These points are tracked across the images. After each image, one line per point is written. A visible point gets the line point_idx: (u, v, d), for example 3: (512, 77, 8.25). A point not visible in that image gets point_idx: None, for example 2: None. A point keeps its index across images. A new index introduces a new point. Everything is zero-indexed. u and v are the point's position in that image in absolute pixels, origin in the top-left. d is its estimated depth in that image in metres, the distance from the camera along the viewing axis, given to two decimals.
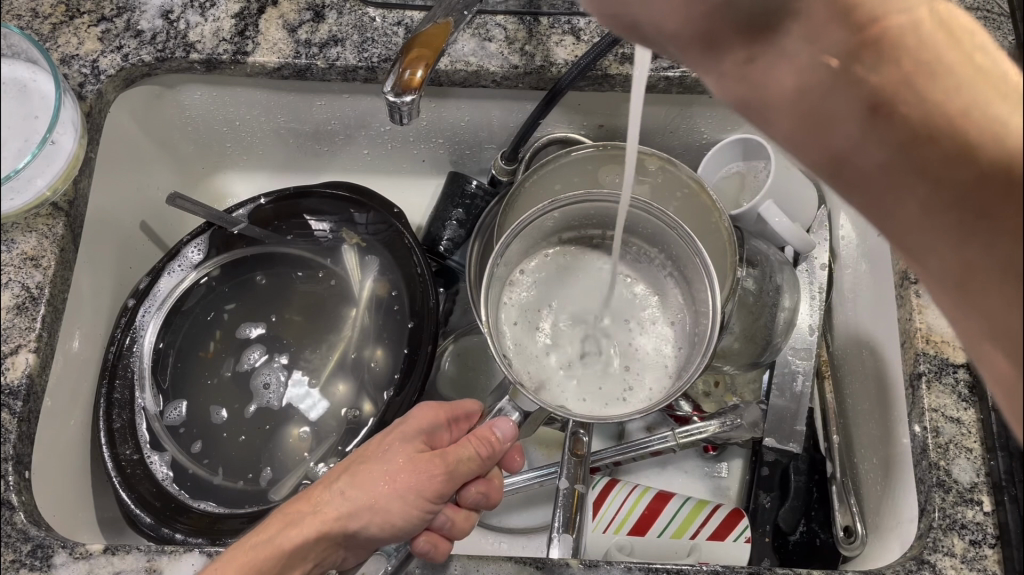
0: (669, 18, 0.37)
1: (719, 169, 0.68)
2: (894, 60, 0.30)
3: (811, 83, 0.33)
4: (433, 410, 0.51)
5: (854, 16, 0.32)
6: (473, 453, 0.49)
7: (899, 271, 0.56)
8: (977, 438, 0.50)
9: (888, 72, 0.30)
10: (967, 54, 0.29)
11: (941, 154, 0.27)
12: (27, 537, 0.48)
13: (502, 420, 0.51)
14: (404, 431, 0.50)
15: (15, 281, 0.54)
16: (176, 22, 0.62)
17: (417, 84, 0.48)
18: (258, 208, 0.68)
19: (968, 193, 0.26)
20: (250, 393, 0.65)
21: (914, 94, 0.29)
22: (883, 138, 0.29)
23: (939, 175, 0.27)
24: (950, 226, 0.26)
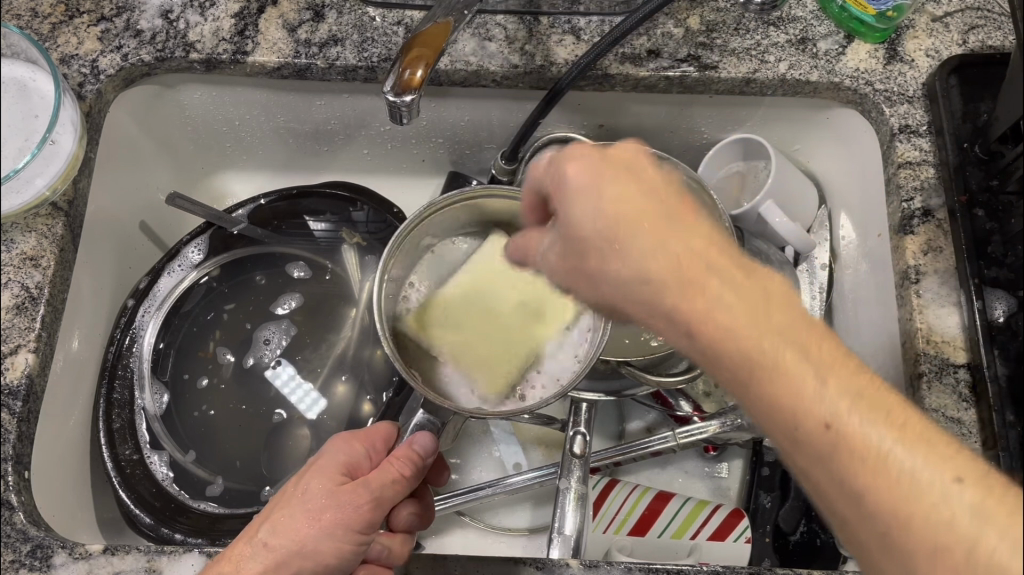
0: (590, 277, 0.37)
1: (719, 169, 0.68)
2: (687, 296, 0.33)
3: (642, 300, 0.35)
4: (348, 440, 0.51)
5: (661, 292, 0.33)
6: (396, 473, 0.49)
7: (899, 270, 0.56)
8: (978, 438, 0.49)
9: (694, 310, 0.33)
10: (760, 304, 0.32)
11: (782, 403, 0.31)
12: (27, 537, 0.48)
13: (420, 435, 0.51)
14: (320, 470, 0.48)
15: (15, 281, 0.54)
16: (175, 22, 0.62)
17: (417, 84, 0.48)
18: (257, 208, 0.69)
19: (819, 450, 0.30)
20: (249, 343, 0.66)
21: (727, 350, 0.32)
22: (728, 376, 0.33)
23: (792, 425, 0.31)
24: (826, 480, 0.31)
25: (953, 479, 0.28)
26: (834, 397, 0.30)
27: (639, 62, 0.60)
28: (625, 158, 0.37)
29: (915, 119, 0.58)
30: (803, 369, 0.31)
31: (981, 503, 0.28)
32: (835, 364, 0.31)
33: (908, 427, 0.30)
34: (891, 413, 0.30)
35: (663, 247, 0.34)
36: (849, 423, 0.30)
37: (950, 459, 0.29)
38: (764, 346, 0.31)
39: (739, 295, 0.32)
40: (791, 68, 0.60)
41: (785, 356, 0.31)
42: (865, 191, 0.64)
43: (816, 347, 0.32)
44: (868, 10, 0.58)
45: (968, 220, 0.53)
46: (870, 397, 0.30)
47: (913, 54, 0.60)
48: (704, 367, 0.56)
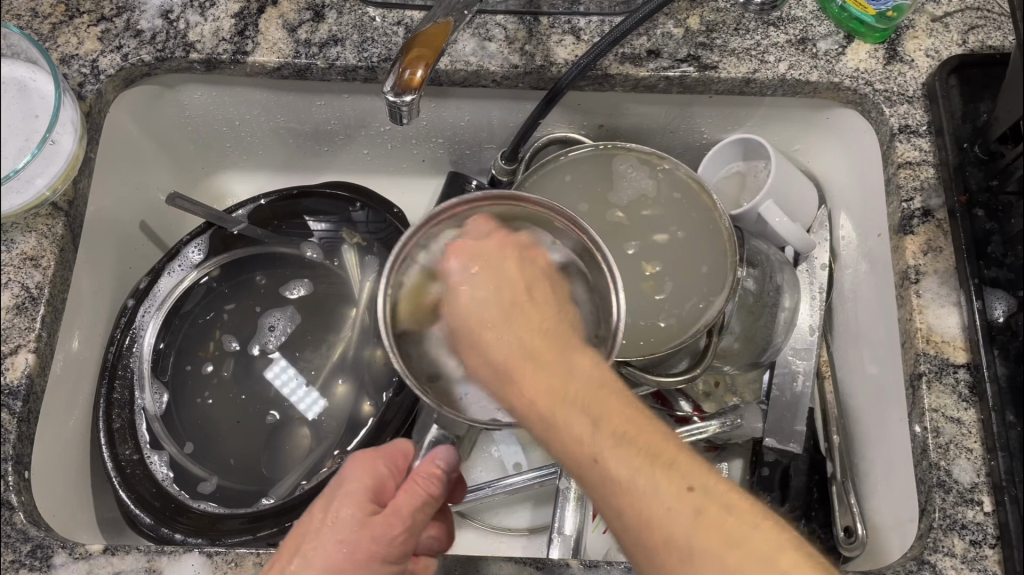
0: (470, 334, 0.39)
1: (719, 169, 0.68)
2: (534, 363, 0.37)
3: (511, 366, 0.38)
4: (369, 461, 0.47)
5: (529, 359, 0.37)
6: (423, 495, 0.45)
7: (899, 270, 0.56)
8: (977, 438, 0.49)
9: (531, 380, 0.37)
10: (614, 400, 0.36)
11: (612, 462, 0.35)
12: (27, 537, 0.48)
13: (443, 451, 0.47)
14: (346, 496, 0.45)
15: (15, 281, 0.54)
16: (175, 22, 0.62)
17: (417, 84, 0.48)
18: (257, 207, 0.69)
19: (632, 503, 0.34)
20: (255, 330, 0.66)
21: (569, 424, 0.36)
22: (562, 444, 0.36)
23: (620, 481, 0.35)
24: (633, 528, 0.35)
25: (694, 511, 0.34)
26: (634, 475, 0.35)
27: (639, 63, 0.60)
28: (489, 253, 0.41)
29: (915, 119, 0.58)
30: (614, 457, 0.35)
31: (729, 553, 0.33)
32: (642, 445, 0.35)
33: (690, 476, 0.35)
34: (677, 473, 0.35)
35: (516, 329, 0.38)
36: (636, 485, 0.34)
37: (723, 509, 0.34)
38: (596, 450, 0.35)
39: (571, 383, 0.37)
40: (791, 68, 0.60)
41: (592, 461, 0.35)
42: (864, 191, 0.64)
43: (630, 427, 0.36)
44: (868, 10, 0.58)
45: (968, 220, 0.53)
46: (658, 457, 0.35)
47: (913, 54, 0.60)
48: (704, 368, 0.57)
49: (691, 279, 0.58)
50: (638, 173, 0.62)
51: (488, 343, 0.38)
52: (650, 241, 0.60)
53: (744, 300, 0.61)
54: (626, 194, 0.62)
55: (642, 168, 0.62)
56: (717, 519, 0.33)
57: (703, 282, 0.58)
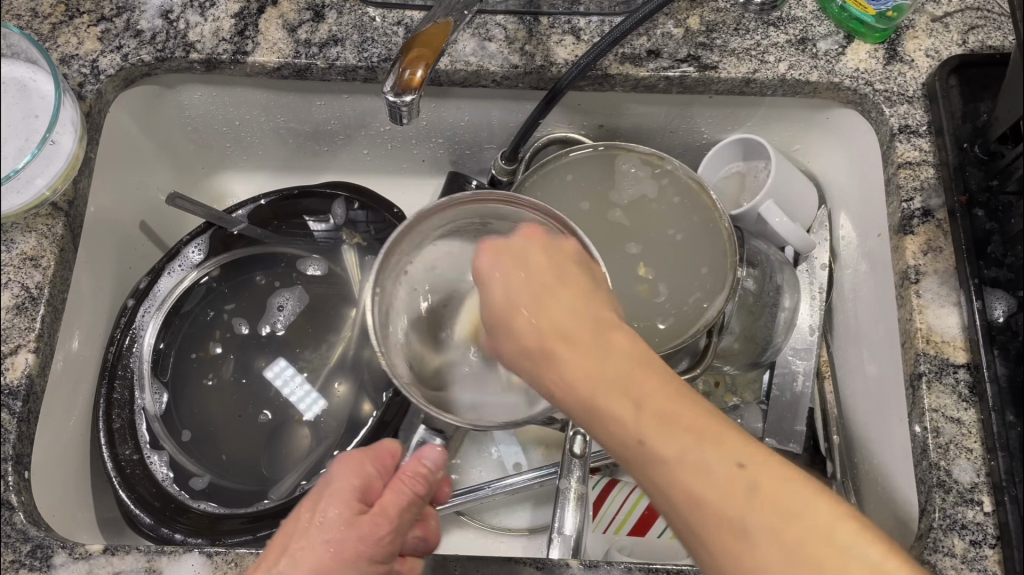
0: (507, 317, 0.38)
1: (719, 170, 0.68)
2: (571, 344, 0.36)
3: (549, 347, 0.36)
4: (358, 461, 0.48)
5: (564, 338, 0.36)
6: (409, 492, 0.46)
7: (899, 270, 0.56)
8: (977, 438, 0.49)
9: (572, 361, 0.35)
10: (658, 379, 0.34)
11: (664, 446, 0.33)
12: (27, 537, 0.48)
13: (429, 449, 0.49)
14: (334, 493, 0.45)
15: (15, 281, 0.54)
16: (175, 22, 0.62)
17: (417, 84, 0.48)
18: (257, 207, 0.69)
19: (688, 487, 0.32)
20: (264, 310, 0.67)
21: (614, 409, 0.34)
22: (608, 432, 0.34)
23: (673, 467, 0.32)
24: (694, 515, 0.32)
25: (748, 487, 0.32)
26: (684, 456, 0.32)
27: (638, 63, 0.60)
28: (516, 241, 0.40)
29: (915, 119, 0.58)
30: (659, 435, 0.33)
31: (788, 532, 0.31)
32: (691, 423, 0.33)
33: (741, 454, 0.33)
34: (731, 450, 0.33)
35: (553, 309, 0.37)
36: (690, 463, 0.32)
37: (782, 484, 0.32)
38: (644, 435, 0.33)
39: (610, 361, 0.35)
40: (791, 68, 0.60)
41: (638, 442, 0.33)
42: (865, 192, 0.64)
43: (678, 404, 0.34)
44: (868, 10, 0.58)
45: (968, 220, 0.53)
46: (710, 435, 0.33)
47: (913, 54, 0.60)
48: (704, 368, 0.57)
49: (691, 279, 0.58)
50: (640, 174, 0.62)
51: (525, 323, 0.37)
52: (651, 241, 0.60)
53: (745, 300, 0.61)
54: (628, 193, 0.62)
55: (644, 168, 0.62)
56: (773, 497, 0.31)
57: (703, 281, 0.58)
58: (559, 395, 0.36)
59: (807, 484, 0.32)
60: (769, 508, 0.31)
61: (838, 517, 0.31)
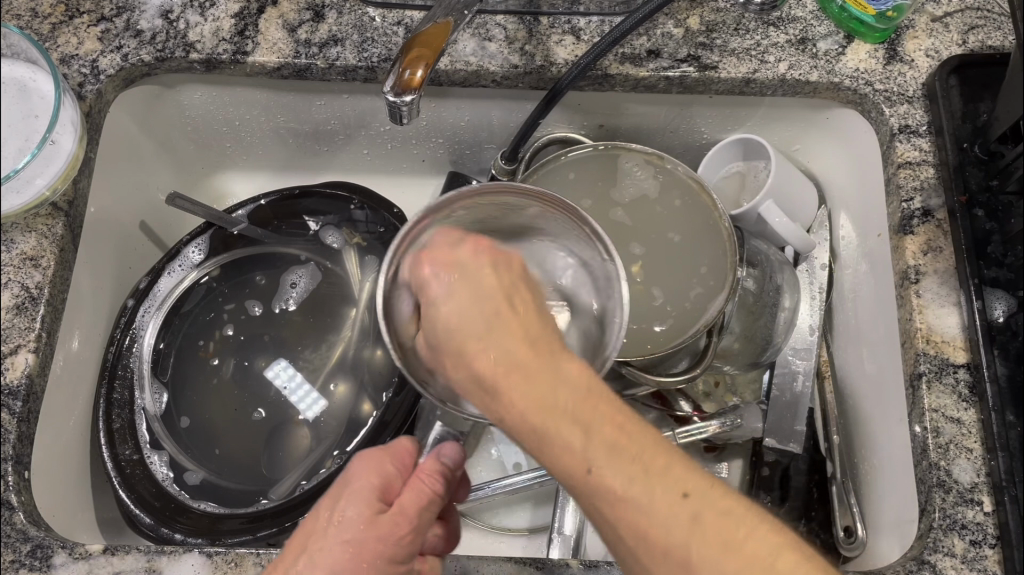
0: (457, 340, 0.36)
1: (719, 170, 0.68)
2: (521, 371, 0.34)
3: (495, 374, 0.35)
4: (376, 460, 0.47)
5: (517, 365, 0.34)
6: (428, 492, 0.45)
7: (899, 270, 0.55)
8: (977, 438, 0.49)
9: (518, 391, 0.34)
10: (602, 409, 0.34)
11: (609, 478, 0.33)
12: (27, 537, 0.48)
13: (448, 448, 0.48)
14: (354, 492, 0.45)
15: (15, 281, 0.54)
16: (175, 22, 0.62)
17: (417, 84, 0.48)
18: (257, 207, 0.69)
19: (644, 520, 0.33)
20: (277, 288, 0.68)
21: (562, 442, 0.34)
22: (568, 466, 0.34)
23: (620, 498, 0.33)
24: (644, 543, 0.34)
25: (692, 517, 0.33)
26: (631, 487, 0.33)
27: (638, 63, 0.60)
28: (465, 259, 0.37)
29: (915, 119, 0.58)
30: (607, 467, 0.33)
31: (728, 559, 0.33)
32: (636, 453, 0.34)
33: (683, 480, 0.34)
34: (674, 479, 0.34)
35: (499, 339, 0.35)
36: (630, 495, 0.33)
37: (722, 514, 0.33)
38: (594, 466, 0.33)
39: (555, 391, 0.34)
40: (791, 68, 0.60)
41: (586, 473, 0.34)
42: (865, 192, 0.64)
43: (628, 436, 0.34)
44: (868, 10, 0.58)
45: (968, 220, 0.53)
46: (653, 465, 0.34)
47: (913, 54, 0.60)
48: (703, 368, 0.57)
49: (691, 277, 0.58)
50: (640, 173, 0.62)
51: (474, 349, 0.35)
52: (652, 239, 0.60)
53: (744, 300, 0.61)
54: (629, 192, 0.62)
55: (645, 168, 0.62)
56: (713, 526, 0.33)
57: (703, 282, 0.58)
58: (508, 426, 0.35)
59: (744, 509, 0.34)
60: (710, 539, 0.33)
61: (778, 545, 0.34)
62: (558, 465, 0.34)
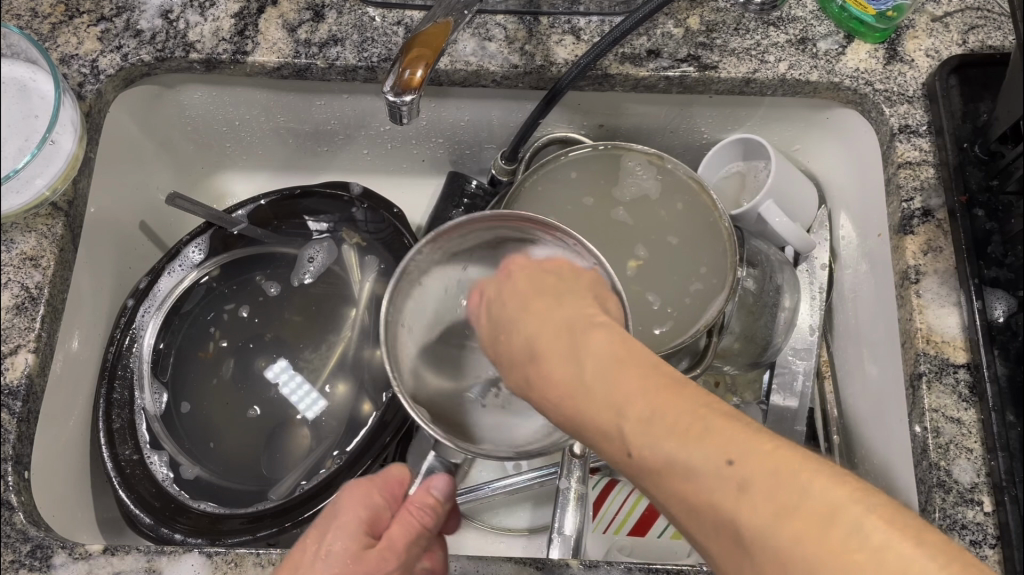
0: (520, 341, 0.37)
1: (719, 170, 0.68)
2: (552, 349, 0.35)
3: (538, 359, 0.35)
4: (364, 492, 0.48)
5: (546, 347, 0.35)
6: (418, 526, 0.46)
7: (899, 271, 0.55)
8: (977, 438, 0.49)
9: (552, 372, 0.34)
10: (625, 370, 0.32)
11: (646, 450, 0.31)
12: (27, 537, 0.48)
13: (437, 479, 0.49)
14: (343, 525, 0.45)
15: (15, 281, 0.54)
16: (175, 22, 0.62)
17: (417, 84, 0.48)
18: (257, 207, 0.68)
19: (682, 489, 0.30)
20: (295, 262, 0.69)
21: (593, 413, 0.33)
22: (609, 446, 0.33)
23: (658, 468, 0.30)
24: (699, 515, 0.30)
25: (739, 485, 0.28)
26: (670, 456, 0.30)
27: (638, 62, 0.60)
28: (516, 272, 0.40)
29: (915, 119, 0.58)
30: (637, 435, 0.31)
31: (786, 527, 0.27)
32: (676, 416, 0.31)
33: (734, 445, 0.29)
34: (722, 442, 0.29)
35: (537, 327, 0.36)
36: (672, 464, 0.30)
37: (772, 470, 0.28)
38: (626, 434, 0.31)
39: (583, 359, 0.34)
40: (791, 68, 0.60)
41: (628, 452, 0.31)
42: (865, 192, 0.64)
43: (660, 397, 0.31)
44: (868, 10, 0.58)
45: (968, 220, 0.53)
46: (695, 427, 0.30)
47: (913, 54, 0.60)
48: (704, 369, 0.58)
49: (691, 277, 0.58)
50: (641, 173, 0.62)
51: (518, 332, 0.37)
52: (652, 238, 0.60)
53: (744, 300, 0.61)
54: (630, 192, 0.62)
55: (648, 168, 0.62)
56: (766, 493, 0.28)
57: (703, 282, 0.58)
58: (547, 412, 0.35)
59: (806, 459, 0.29)
60: (766, 506, 0.28)
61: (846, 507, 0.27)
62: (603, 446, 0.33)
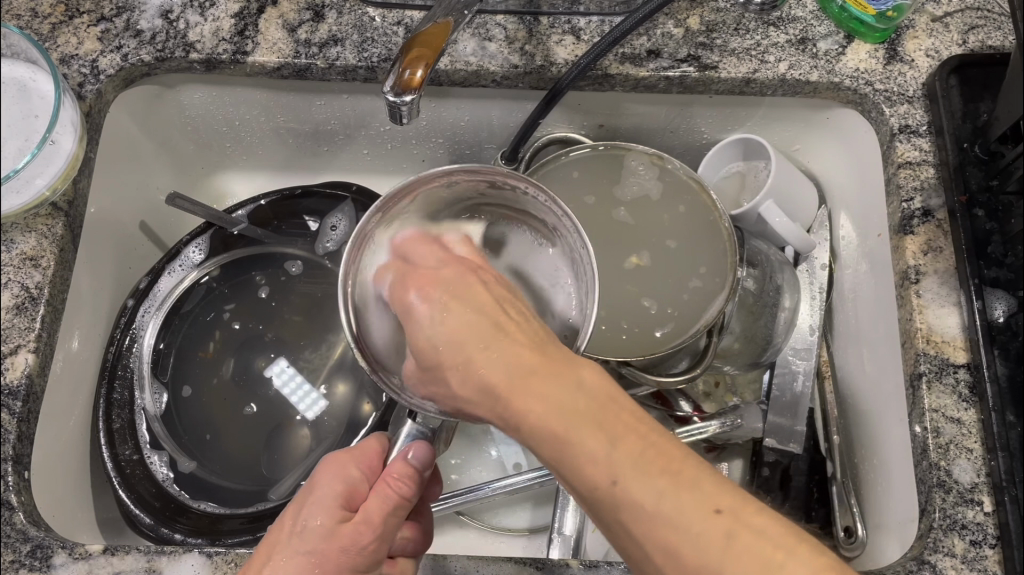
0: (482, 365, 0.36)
1: (719, 170, 0.68)
2: (532, 376, 0.35)
3: (516, 384, 0.35)
4: (342, 464, 0.46)
5: (528, 372, 0.35)
6: (392, 498, 0.44)
7: (899, 271, 0.55)
8: (977, 438, 0.49)
9: (527, 398, 0.34)
10: (615, 411, 0.34)
11: (642, 478, 0.33)
12: (27, 537, 0.48)
13: (415, 445, 0.45)
14: (317, 502, 0.45)
15: (15, 281, 0.54)
16: (175, 22, 0.62)
17: (417, 84, 0.48)
18: (257, 207, 0.69)
19: (668, 522, 0.32)
20: (319, 228, 0.70)
21: (584, 446, 0.33)
22: (593, 474, 0.33)
23: (651, 500, 0.33)
24: (674, 548, 0.32)
25: (727, 535, 0.32)
26: (660, 501, 0.33)
27: (639, 63, 0.60)
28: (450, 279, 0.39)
29: (915, 119, 0.58)
30: (632, 475, 0.33)
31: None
32: (660, 462, 0.33)
33: (716, 497, 0.33)
34: (695, 484, 0.33)
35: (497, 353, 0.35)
36: (667, 505, 0.33)
37: (757, 532, 0.32)
38: (617, 473, 0.33)
39: (574, 389, 0.34)
40: (791, 68, 0.60)
41: (611, 483, 0.33)
42: (865, 193, 0.64)
43: (648, 450, 0.34)
44: (868, 10, 0.58)
45: (968, 220, 0.53)
46: (678, 471, 0.33)
47: (913, 54, 0.60)
48: (704, 368, 0.57)
49: (691, 278, 0.58)
50: (642, 173, 0.62)
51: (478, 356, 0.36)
52: (653, 239, 0.60)
53: (744, 300, 0.61)
54: (631, 192, 0.62)
55: (650, 168, 0.62)
56: (746, 545, 0.32)
57: (703, 282, 0.58)
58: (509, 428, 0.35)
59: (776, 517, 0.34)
60: (746, 558, 0.32)
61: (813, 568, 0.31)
62: (581, 473, 0.34)
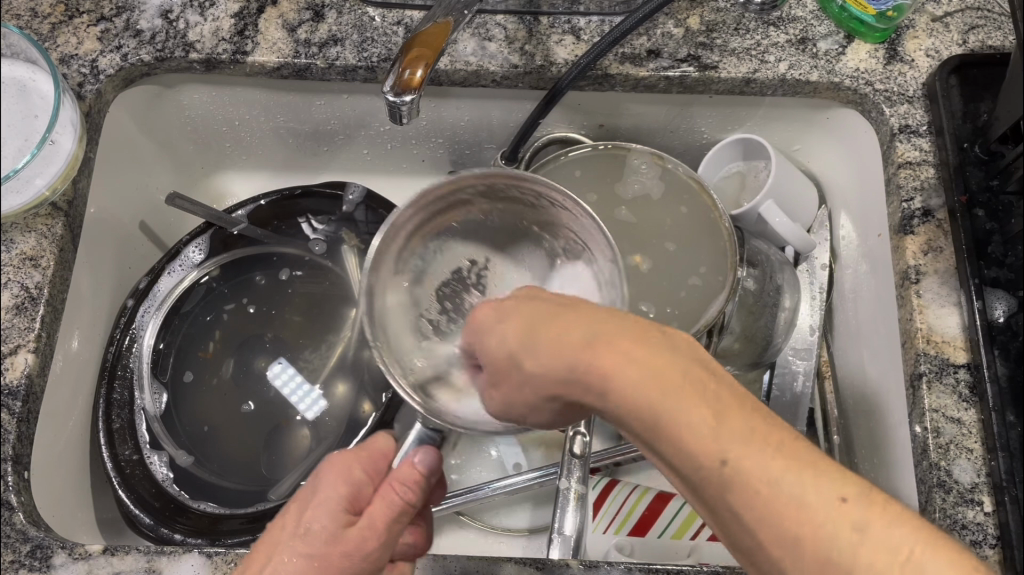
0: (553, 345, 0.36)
1: (719, 170, 0.68)
2: (629, 339, 0.34)
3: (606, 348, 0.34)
4: (345, 465, 0.47)
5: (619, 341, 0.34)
6: (400, 501, 0.45)
7: (899, 271, 0.55)
8: (977, 438, 0.49)
9: (627, 361, 0.34)
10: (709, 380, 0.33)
11: (739, 441, 0.31)
12: (27, 537, 0.48)
13: (421, 452, 0.47)
14: (322, 503, 0.45)
15: (15, 281, 0.54)
16: (175, 22, 0.62)
17: (417, 84, 0.48)
18: (257, 208, 0.69)
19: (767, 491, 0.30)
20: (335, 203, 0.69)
21: (678, 412, 0.32)
22: (687, 435, 0.32)
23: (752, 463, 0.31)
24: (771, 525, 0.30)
25: (853, 523, 0.30)
26: (767, 468, 0.31)
27: (639, 62, 0.60)
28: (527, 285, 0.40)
29: (915, 118, 0.58)
30: (728, 441, 0.31)
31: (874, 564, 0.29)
32: (778, 446, 0.31)
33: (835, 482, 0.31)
34: (817, 483, 0.30)
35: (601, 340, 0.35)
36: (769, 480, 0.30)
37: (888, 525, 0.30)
38: (716, 439, 0.31)
39: (668, 359, 0.33)
40: (791, 68, 0.60)
41: (719, 463, 0.31)
42: (865, 193, 0.64)
43: (749, 426, 0.32)
44: (868, 10, 0.58)
45: (969, 220, 0.53)
46: (801, 460, 0.31)
47: (913, 54, 0.60)
48: None
49: (692, 279, 0.58)
50: (642, 173, 0.62)
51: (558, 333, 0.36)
52: (655, 239, 0.60)
53: (745, 300, 0.61)
54: (631, 192, 0.62)
55: (652, 168, 0.62)
56: (879, 538, 0.29)
57: (703, 282, 0.58)
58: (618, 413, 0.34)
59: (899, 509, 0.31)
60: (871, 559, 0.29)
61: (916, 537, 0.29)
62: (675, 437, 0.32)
